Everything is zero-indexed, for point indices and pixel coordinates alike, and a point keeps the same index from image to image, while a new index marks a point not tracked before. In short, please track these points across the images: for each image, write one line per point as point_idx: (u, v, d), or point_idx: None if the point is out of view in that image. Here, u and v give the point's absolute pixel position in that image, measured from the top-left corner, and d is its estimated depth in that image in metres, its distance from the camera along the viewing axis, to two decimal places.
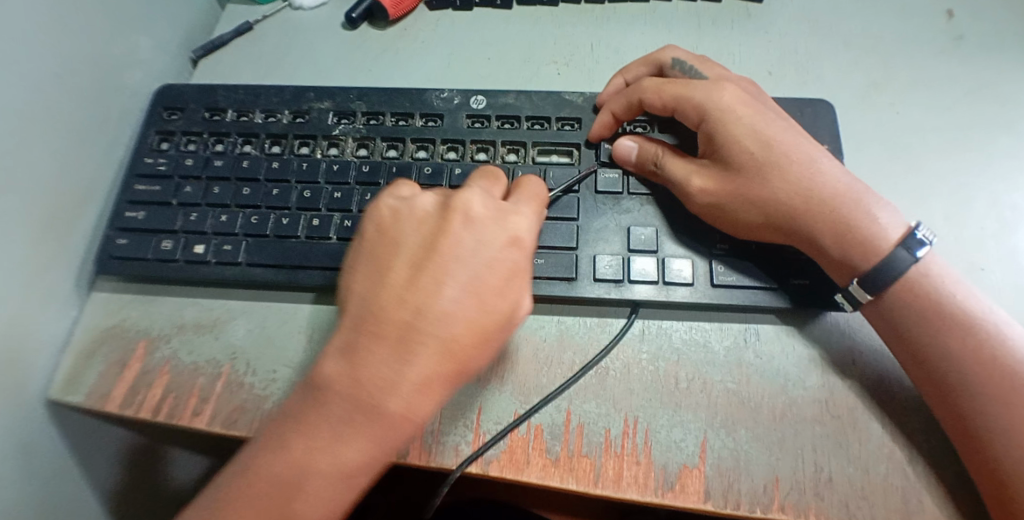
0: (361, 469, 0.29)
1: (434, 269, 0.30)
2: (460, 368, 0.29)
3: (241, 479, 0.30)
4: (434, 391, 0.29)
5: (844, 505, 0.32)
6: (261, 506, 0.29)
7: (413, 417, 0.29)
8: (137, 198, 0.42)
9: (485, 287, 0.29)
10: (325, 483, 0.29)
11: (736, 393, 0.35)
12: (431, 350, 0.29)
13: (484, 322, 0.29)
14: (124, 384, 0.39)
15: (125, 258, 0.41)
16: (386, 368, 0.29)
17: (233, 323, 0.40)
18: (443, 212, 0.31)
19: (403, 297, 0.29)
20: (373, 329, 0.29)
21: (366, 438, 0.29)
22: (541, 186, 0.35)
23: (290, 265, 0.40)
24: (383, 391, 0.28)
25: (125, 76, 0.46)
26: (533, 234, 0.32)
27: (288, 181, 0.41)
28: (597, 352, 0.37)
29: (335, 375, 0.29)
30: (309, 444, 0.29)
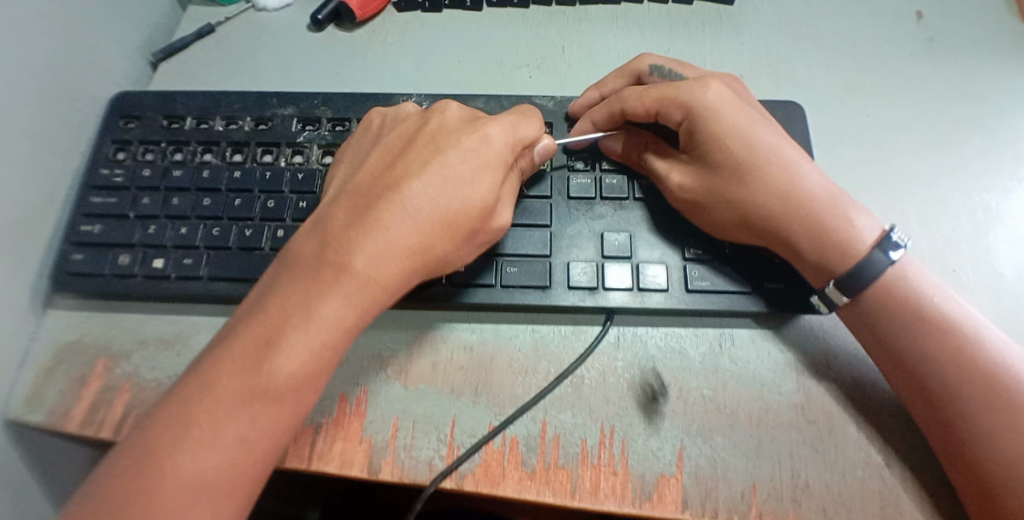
0: (332, 327, 0.30)
1: (410, 150, 0.33)
2: (431, 232, 0.31)
3: (222, 351, 0.30)
4: (403, 253, 0.31)
5: (822, 512, 0.32)
6: (238, 365, 0.29)
7: (380, 276, 0.31)
8: (93, 211, 0.41)
9: (455, 160, 0.32)
10: (297, 340, 0.29)
11: (713, 400, 0.35)
12: (401, 212, 0.31)
13: (454, 187, 0.32)
14: (83, 404, 0.37)
15: (81, 275, 0.40)
16: (357, 230, 0.31)
17: (196, 337, 0.39)
18: (424, 112, 0.35)
19: (376, 177, 0.33)
20: (348, 202, 0.32)
21: (337, 294, 0.30)
22: (536, 112, 0.36)
23: (253, 280, 0.38)
24: (352, 249, 0.30)
25: (81, 80, 0.44)
26: (508, 138, 0.34)
27: (251, 191, 0.40)
28: (572, 360, 0.36)
29: (311, 245, 0.32)
30: (284, 305, 0.30)
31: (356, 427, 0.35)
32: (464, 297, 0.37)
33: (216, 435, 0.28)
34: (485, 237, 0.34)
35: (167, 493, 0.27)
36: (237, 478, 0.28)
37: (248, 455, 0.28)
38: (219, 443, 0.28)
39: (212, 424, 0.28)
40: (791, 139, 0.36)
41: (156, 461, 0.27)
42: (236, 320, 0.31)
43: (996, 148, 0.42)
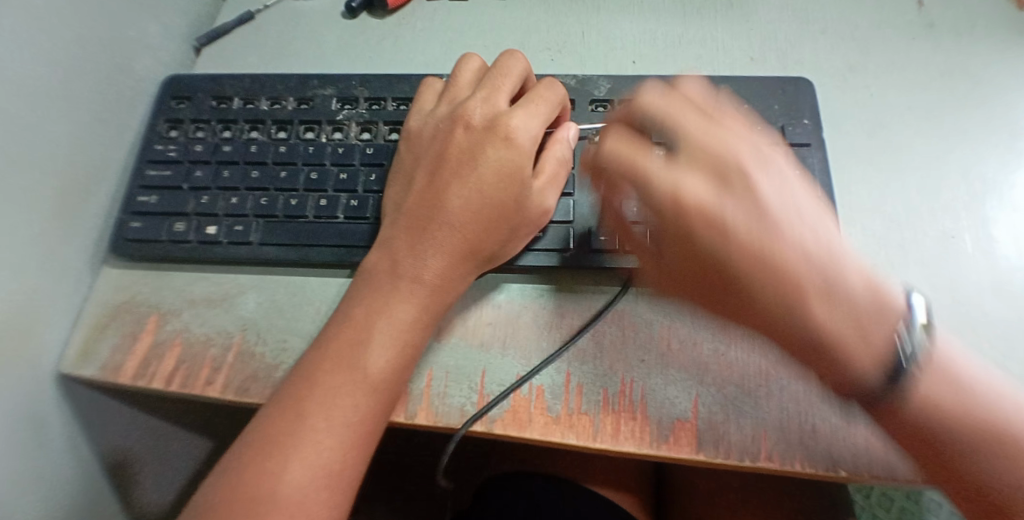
0: (415, 328, 0.36)
1: (445, 173, 0.38)
2: (479, 242, 0.38)
3: (323, 349, 0.36)
4: (460, 263, 0.38)
5: (827, 454, 0.34)
6: (334, 363, 0.35)
7: (444, 283, 0.37)
8: (150, 182, 0.44)
9: (489, 178, 0.37)
10: (390, 334, 0.36)
11: (724, 353, 0.38)
12: (454, 232, 0.37)
13: (492, 204, 0.37)
14: (136, 356, 0.40)
15: (139, 241, 0.43)
16: (420, 248, 0.37)
17: (242, 296, 0.41)
18: (450, 118, 0.40)
19: (423, 198, 0.38)
20: (407, 223, 0.38)
21: (414, 300, 0.37)
22: (556, 87, 0.41)
23: (299, 244, 0.41)
24: (420, 263, 0.37)
25: (133, 63, 0.47)
26: (532, 135, 0.38)
27: (295, 164, 0.43)
28: (593, 317, 0.39)
29: (382, 259, 0.38)
30: (368, 309, 0.37)
31: None
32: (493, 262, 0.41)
33: (329, 423, 0.33)
34: (527, 237, 0.39)
35: (297, 457, 0.32)
36: (356, 442, 0.34)
37: (358, 437, 0.34)
38: (333, 432, 0.33)
39: (324, 414, 0.33)
40: (784, 207, 0.32)
41: (282, 436, 0.33)
42: (329, 327, 0.37)
43: (992, 126, 0.45)
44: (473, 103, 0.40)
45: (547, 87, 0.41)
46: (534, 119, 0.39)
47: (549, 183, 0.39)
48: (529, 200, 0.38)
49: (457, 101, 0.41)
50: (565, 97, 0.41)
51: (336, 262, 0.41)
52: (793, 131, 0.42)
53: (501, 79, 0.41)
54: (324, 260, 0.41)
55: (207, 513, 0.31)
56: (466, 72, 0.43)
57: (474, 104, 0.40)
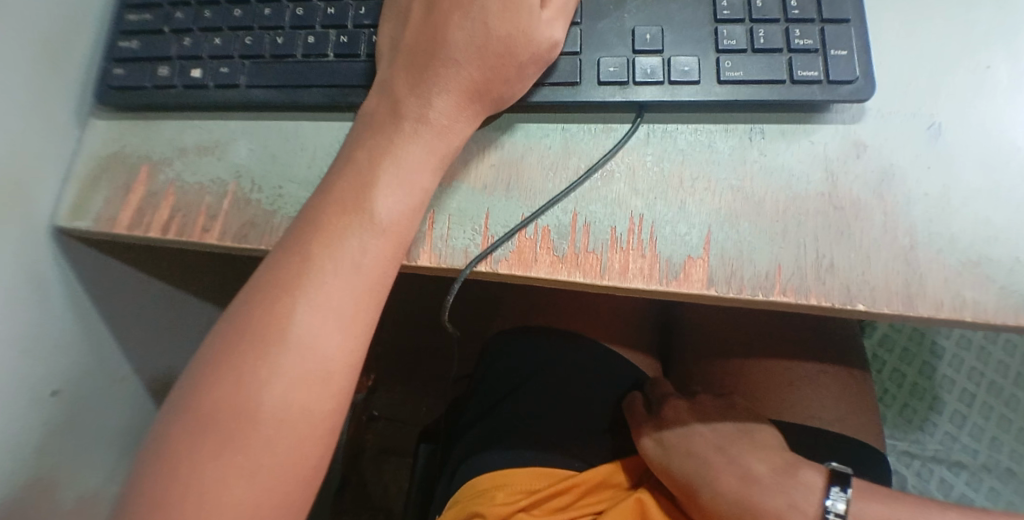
0: (421, 170, 0.34)
1: (446, 3, 0.35)
2: (485, 82, 0.35)
3: (327, 194, 0.34)
4: (465, 102, 0.35)
5: (844, 289, 0.33)
6: (340, 205, 0.33)
7: (450, 125, 0.35)
8: (130, 27, 0.41)
9: (492, 3, 0.35)
10: (396, 176, 0.34)
11: (740, 191, 0.35)
12: (459, 66, 0.35)
13: (497, 35, 0.34)
14: (131, 207, 0.39)
15: (123, 89, 0.40)
16: (423, 87, 0.35)
17: (234, 144, 0.40)
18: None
19: (422, 31, 0.36)
20: (408, 60, 0.35)
21: (421, 140, 0.34)
22: None
23: (290, 86, 0.38)
24: (425, 103, 0.35)
25: None
26: None
27: (280, 1, 0.40)
28: (602, 156, 0.36)
29: (382, 98, 0.36)
30: (373, 150, 0.34)
31: None
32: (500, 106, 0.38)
33: (337, 264, 0.32)
34: (536, 73, 0.36)
35: (308, 297, 0.31)
36: (368, 286, 0.33)
37: (369, 281, 0.33)
38: (343, 273, 0.32)
39: (331, 254, 0.32)
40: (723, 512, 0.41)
41: (290, 278, 0.32)
42: (330, 169, 0.35)
43: None
44: None
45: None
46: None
47: (557, 14, 0.36)
48: (537, 31, 0.35)
49: None
50: None
51: (329, 104, 0.38)
52: None
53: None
54: (316, 103, 0.38)
55: (220, 347, 0.31)
56: None
57: None
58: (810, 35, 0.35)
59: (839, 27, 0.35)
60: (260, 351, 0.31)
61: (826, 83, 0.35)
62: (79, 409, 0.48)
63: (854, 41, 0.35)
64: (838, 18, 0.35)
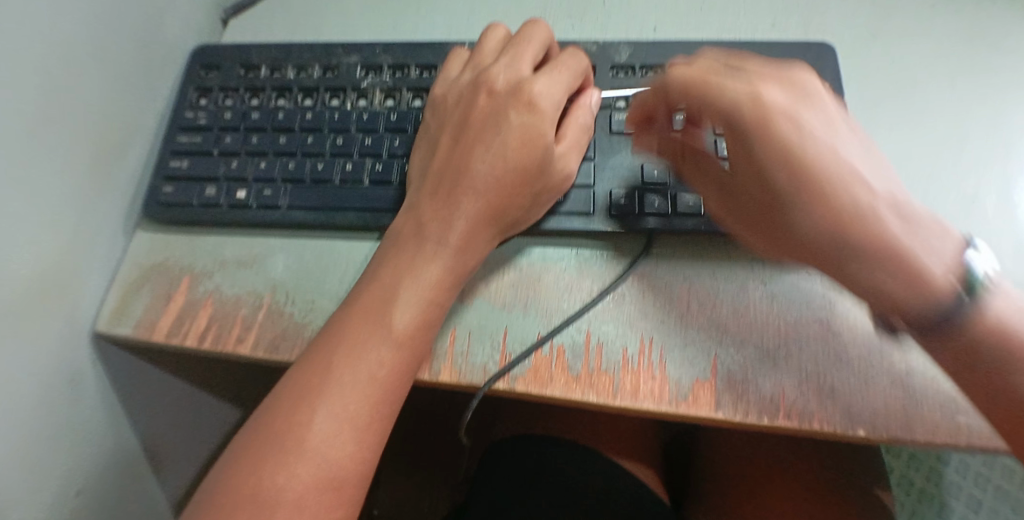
0: (439, 291, 0.37)
1: (470, 139, 0.39)
2: (503, 209, 0.38)
3: (351, 308, 0.36)
4: (484, 228, 0.38)
5: (846, 413, 0.35)
6: (362, 321, 0.35)
7: (469, 247, 0.38)
8: (180, 149, 0.45)
9: (514, 140, 0.38)
10: (416, 296, 0.36)
11: (743, 315, 0.38)
12: (480, 197, 0.37)
13: (516, 169, 0.37)
14: (171, 315, 0.42)
15: (171, 205, 0.44)
16: (446, 215, 0.38)
17: (271, 258, 0.43)
18: (475, 84, 0.40)
19: (447, 164, 0.39)
20: (433, 189, 0.38)
21: (440, 262, 0.37)
22: (580, 57, 0.41)
23: (326, 208, 0.42)
24: (447, 229, 0.37)
25: (163, 31, 0.48)
26: (557, 100, 0.39)
27: (322, 130, 0.44)
28: (614, 279, 0.39)
29: (408, 222, 0.38)
30: (395, 270, 0.37)
31: None
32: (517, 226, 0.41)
33: (356, 379, 0.34)
34: (550, 202, 0.40)
35: (327, 408, 0.33)
36: (384, 397, 0.34)
37: (386, 394, 0.34)
38: (361, 387, 0.34)
39: (351, 368, 0.34)
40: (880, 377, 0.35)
41: (311, 388, 0.34)
42: (356, 284, 0.38)
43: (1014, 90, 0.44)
44: (497, 69, 0.40)
45: (570, 56, 0.41)
46: (559, 82, 0.39)
47: (570, 149, 0.40)
48: (552, 166, 0.38)
49: (480, 69, 0.42)
50: (588, 66, 0.41)
51: (362, 225, 0.42)
52: None
53: (524, 45, 0.41)
54: (351, 223, 0.42)
55: (242, 453, 0.33)
56: (489, 39, 0.43)
57: (498, 69, 0.40)
58: None
59: None
60: (278, 464, 0.32)
61: None
62: (98, 507, 0.48)
63: None
64: None
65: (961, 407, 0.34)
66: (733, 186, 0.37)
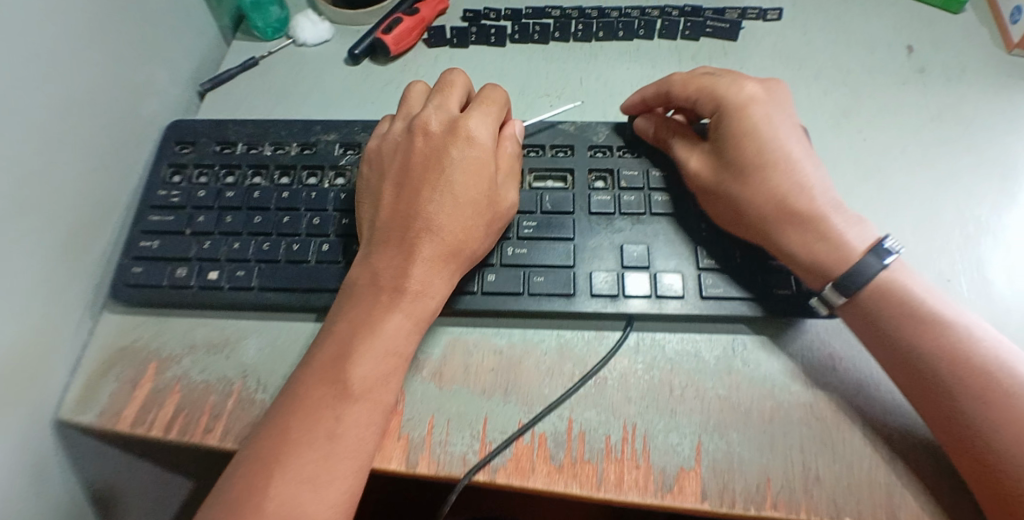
0: (399, 337, 0.36)
1: (419, 183, 0.39)
2: (459, 244, 0.38)
3: (309, 368, 0.35)
4: (442, 267, 0.37)
5: (831, 502, 0.34)
6: (321, 380, 0.34)
7: (429, 288, 0.37)
8: (153, 228, 0.44)
9: (461, 179, 0.39)
10: (374, 347, 0.35)
11: (727, 399, 0.38)
12: (433, 236, 0.38)
13: (466, 200, 0.38)
14: (137, 402, 0.41)
15: (140, 286, 0.43)
16: (400, 259, 0.37)
17: (243, 342, 0.41)
18: (409, 131, 0.41)
19: (397, 208, 0.39)
20: (386, 238, 0.38)
21: (398, 311, 0.36)
22: (501, 93, 0.43)
23: (301, 289, 0.41)
24: (402, 274, 0.37)
25: (140, 109, 0.47)
26: (490, 137, 0.41)
27: (298, 209, 0.44)
28: (596, 363, 0.39)
29: (362, 274, 0.38)
30: (353, 323, 0.36)
31: (395, 425, 0.37)
32: (497, 306, 0.40)
33: (315, 437, 0.33)
34: (501, 231, 0.40)
35: (288, 475, 0.32)
36: (351, 456, 0.33)
37: (345, 452, 0.33)
38: (317, 444, 0.33)
39: (307, 427, 0.33)
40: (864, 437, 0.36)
41: (271, 457, 0.32)
42: (316, 343, 0.37)
43: (978, 171, 0.45)
44: (428, 113, 0.41)
45: (489, 91, 0.43)
46: (489, 118, 0.41)
47: (510, 178, 0.41)
48: (499, 197, 0.40)
49: (411, 116, 0.43)
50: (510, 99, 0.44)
51: None
52: None
53: (448, 92, 0.42)
54: (326, 305, 0.41)
55: None
56: (413, 88, 0.44)
57: (429, 113, 0.41)
58: None
59: None
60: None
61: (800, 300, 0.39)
62: None
63: None
64: None
65: (938, 476, 0.34)
66: (721, 154, 0.39)
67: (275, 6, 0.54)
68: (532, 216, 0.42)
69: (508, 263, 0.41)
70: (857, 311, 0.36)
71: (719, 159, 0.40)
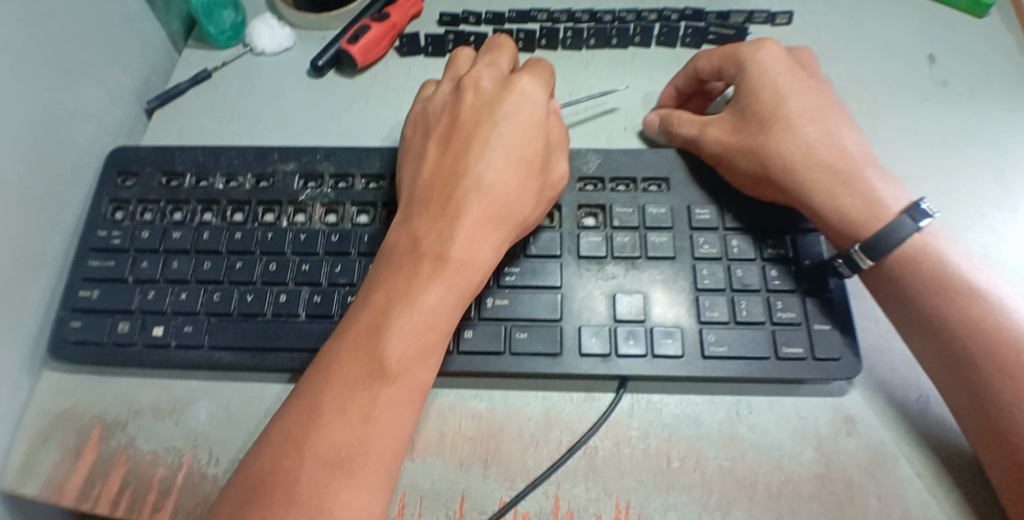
0: (443, 310, 0.32)
1: (464, 139, 0.35)
2: (507, 211, 0.34)
3: (341, 340, 0.31)
4: (489, 233, 0.33)
5: None
6: (353, 354, 0.30)
7: (476, 258, 0.33)
8: (92, 274, 0.40)
9: (515, 136, 0.35)
10: (414, 320, 0.31)
11: (730, 472, 0.34)
12: (483, 196, 0.33)
13: (516, 162, 0.34)
14: (81, 474, 0.36)
15: (81, 342, 0.38)
16: (442, 222, 0.33)
17: (194, 406, 0.38)
18: (457, 87, 0.37)
19: (440, 166, 0.35)
20: (425, 197, 0.34)
21: (442, 280, 0.32)
22: (556, 63, 0.38)
23: (256, 348, 0.37)
24: (444, 239, 0.33)
25: (77, 137, 0.42)
26: (544, 96, 0.36)
27: (252, 252, 0.39)
28: (585, 430, 0.35)
29: (401, 237, 0.34)
30: (389, 292, 0.32)
31: None
32: (474, 367, 0.35)
33: (346, 417, 0.29)
34: (547, 202, 0.36)
35: (314, 459, 0.28)
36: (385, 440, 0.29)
37: (378, 436, 0.29)
38: (350, 425, 0.29)
39: (340, 405, 0.29)
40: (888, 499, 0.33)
41: (296, 439, 0.28)
42: (346, 315, 0.33)
43: (1013, 196, 0.41)
44: (479, 70, 0.37)
45: (544, 59, 0.38)
46: (544, 80, 0.37)
47: (555, 149, 0.37)
48: (548, 167, 0.36)
49: (459, 76, 0.39)
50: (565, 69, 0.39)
51: (296, 368, 0.36)
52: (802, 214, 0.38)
53: (498, 53, 0.38)
54: (284, 366, 0.36)
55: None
56: (461, 51, 0.40)
57: (479, 70, 0.37)
58: (792, 307, 0.35)
59: (820, 300, 0.36)
60: None
61: (813, 360, 0.35)
62: None
63: (837, 314, 0.35)
64: (819, 290, 0.36)
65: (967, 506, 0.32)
66: (744, 115, 0.38)
67: (228, 10, 0.48)
68: (514, 261, 0.37)
69: (486, 319, 0.36)
70: (885, 280, 0.34)
71: (741, 116, 0.38)
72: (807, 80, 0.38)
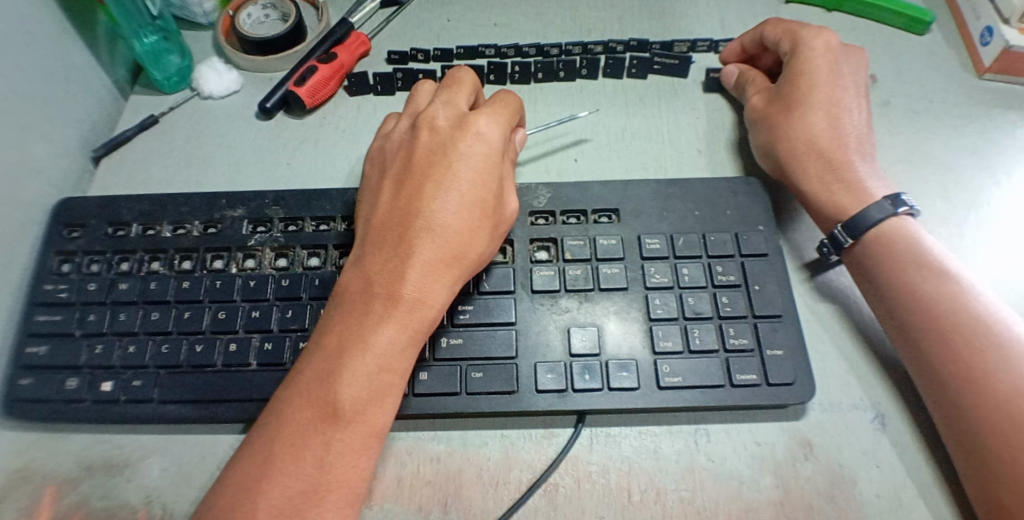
0: (395, 353, 0.31)
1: (417, 178, 0.35)
2: (459, 248, 0.33)
3: (293, 386, 0.31)
4: (442, 272, 0.33)
5: None
6: (306, 400, 0.30)
7: (429, 297, 0.32)
8: (38, 331, 0.39)
9: (469, 172, 0.34)
10: (366, 364, 0.30)
11: (692, 502, 0.34)
12: (434, 235, 0.33)
13: (469, 197, 0.34)
14: None
15: (27, 402, 0.37)
16: (395, 261, 0.33)
17: (145, 462, 0.37)
18: (413, 126, 0.37)
19: (394, 204, 0.34)
20: (379, 237, 0.34)
21: (394, 321, 0.31)
22: (515, 99, 0.38)
23: (207, 400, 0.36)
24: (396, 279, 0.32)
25: (22, 190, 0.41)
26: (499, 131, 0.36)
27: (201, 301, 0.38)
28: (545, 467, 0.35)
29: (354, 278, 0.33)
30: (342, 336, 0.31)
31: None
32: (429, 409, 0.35)
33: (297, 466, 0.28)
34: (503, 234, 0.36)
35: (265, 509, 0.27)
36: (336, 487, 0.29)
37: (331, 484, 0.29)
38: (303, 473, 0.28)
39: (292, 454, 0.29)
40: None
41: (248, 490, 0.28)
42: (300, 360, 0.32)
43: (956, 212, 0.41)
44: (435, 108, 0.37)
45: (505, 94, 0.38)
46: (500, 117, 0.36)
47: (510, 183, 0.37)
48: (502, 201, 0.35)
49: (417, 112, 0.38)
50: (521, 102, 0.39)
51: (248, 419, 0.36)
52: (749, 239, 0.38)
53: (456, 87, 0.38)
54: (235, 418, 0.36)
55: None
56: (421, 86, 0.40)
57: (435, 107, 0.37)
58: (743, 333, 0.36)
59: (770, 324, 0.36)
60: None
61: (766, 386, 0.35)
62: None
63: (788, 338, 0.36)
64: (768, 315, 0.36)
65: None
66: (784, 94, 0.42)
67: (175, 55, 0.48)
68: (467, 300, 0.37)
69: (440, 360, 0.36)
70: (868, 278, 0.37)
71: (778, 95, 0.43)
72: (843, 79, 0.42)
